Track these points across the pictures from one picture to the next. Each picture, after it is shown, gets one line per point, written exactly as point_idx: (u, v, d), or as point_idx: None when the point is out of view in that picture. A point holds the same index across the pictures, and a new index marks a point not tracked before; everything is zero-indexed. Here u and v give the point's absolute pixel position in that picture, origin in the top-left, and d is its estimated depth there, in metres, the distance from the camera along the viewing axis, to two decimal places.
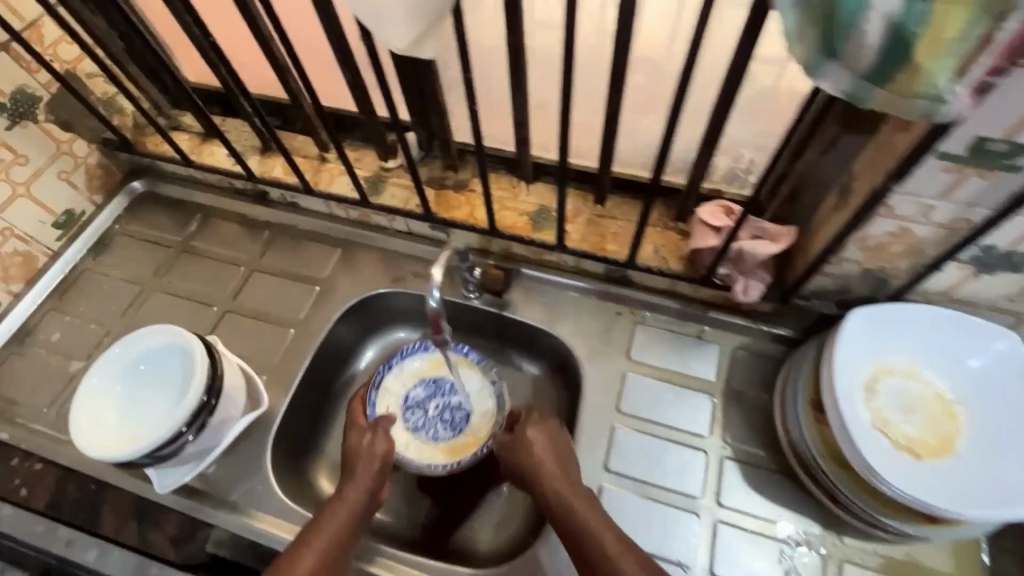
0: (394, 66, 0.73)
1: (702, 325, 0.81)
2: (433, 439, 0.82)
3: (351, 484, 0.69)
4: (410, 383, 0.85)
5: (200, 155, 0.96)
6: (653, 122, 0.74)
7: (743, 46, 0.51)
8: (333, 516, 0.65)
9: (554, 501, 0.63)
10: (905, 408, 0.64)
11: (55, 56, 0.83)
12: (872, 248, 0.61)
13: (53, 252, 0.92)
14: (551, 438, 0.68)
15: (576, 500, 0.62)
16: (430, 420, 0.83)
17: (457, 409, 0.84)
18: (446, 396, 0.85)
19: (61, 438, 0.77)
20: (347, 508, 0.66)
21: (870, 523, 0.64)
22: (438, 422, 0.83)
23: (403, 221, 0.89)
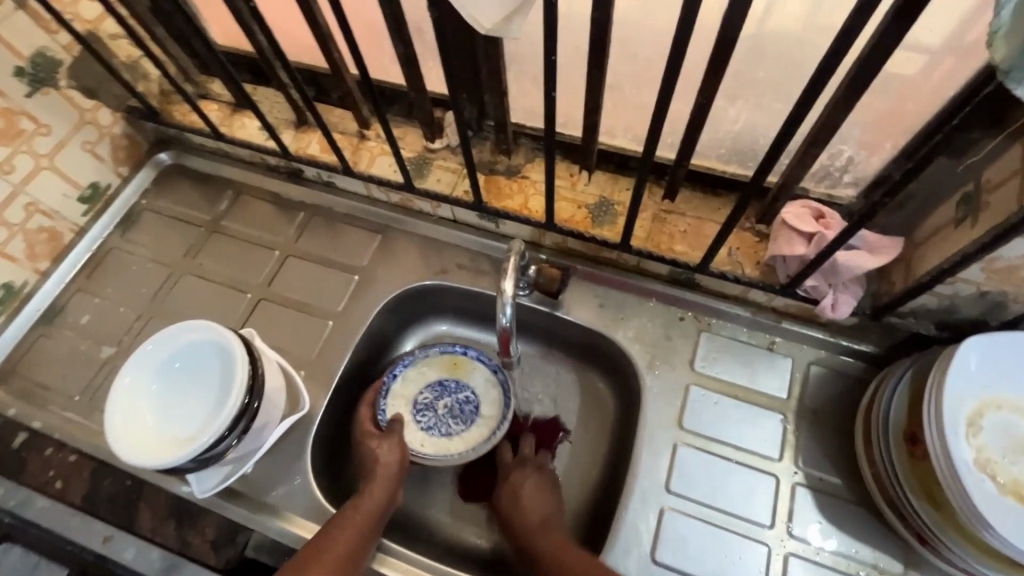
0: (451, 38, 0.64)
1: (773, 336, 0.74)
2: (449, 436, 0.77)
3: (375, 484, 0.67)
4: (416, 387, 0.80)
5: (231, 127, 0.89)
6: (742, 110, 0.65)
7: (888, 33, 0.43)
8: (356, 516, 0.64)
9: (541, 547, 0.64)
10: (1011, 446, 0.56)
11: (76, 15, 0.77)
12: (999, 270, 0.54)
13: (80, 228, 0.87)
14: (548, 490, 0.71)
15: (565, 548, 0.63)
16: (442, 418, 0.77)
17: (467, 403, 0.78)
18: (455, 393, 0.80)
19: (94, 429, 0.74)
20: (369, 512, 0.65)
21: (961, 568, 0.59)
22: (450, 418, 0.77)
23: (448, 209, 0.82)
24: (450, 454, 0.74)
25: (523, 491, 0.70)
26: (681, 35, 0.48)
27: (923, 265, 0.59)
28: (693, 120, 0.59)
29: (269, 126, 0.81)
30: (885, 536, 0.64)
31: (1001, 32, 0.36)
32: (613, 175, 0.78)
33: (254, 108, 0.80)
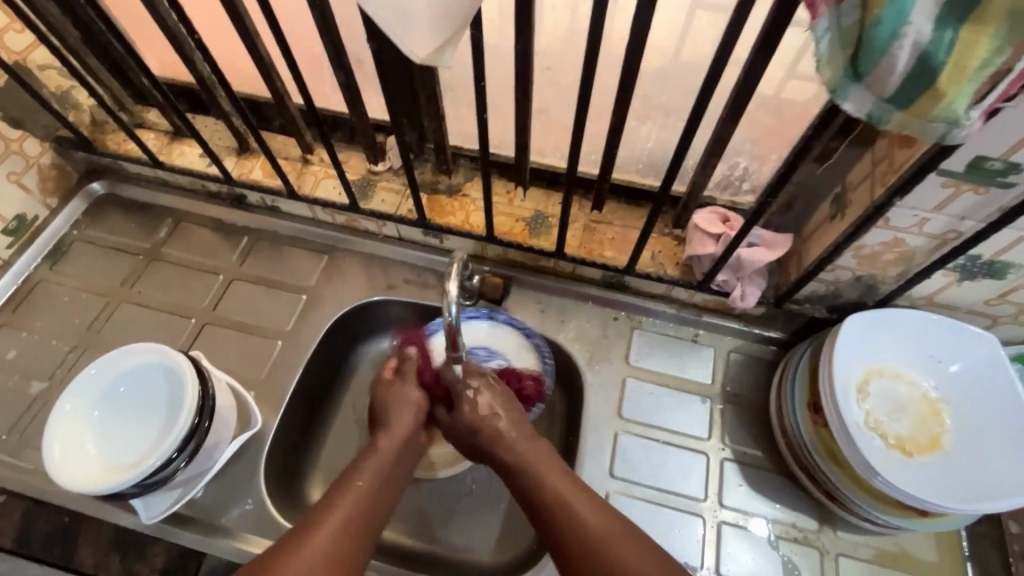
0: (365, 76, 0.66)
1: (697, 329, 0.82)
2: None
3: (387, 433, 0.66)
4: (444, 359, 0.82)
5: (169, 155, 0.89)
6: (651, 129, 0.75)
7: (755, 61, 0.52)
8: (361, 472, 0.61)
9: (539, 491, 0.57)
10: (894, 407, 0.67)
11: (3, 45, 0.75)
12: (866, 256, 0.64)
13: (3, 261, 0.84)
14: (529, 431, 0.64)
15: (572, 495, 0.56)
16: None
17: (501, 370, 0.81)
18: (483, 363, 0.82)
19: (24, 467, 0.71)
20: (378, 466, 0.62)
21: (863, 518, 0.68)
22: None
23: (394, 227, 0.86)
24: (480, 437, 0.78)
25: (501, 419, 0.64)
26: (591, 63, 0.55)
27: (809, 255, 0.69)
28: (612, 138, 0.66)
29: (211, 153, 0.82)
30: (801, 498, 0.72)
31: (837, 88, 0.42)
32: (546, 191, 0.84)
33: (195, 135, 0.81)
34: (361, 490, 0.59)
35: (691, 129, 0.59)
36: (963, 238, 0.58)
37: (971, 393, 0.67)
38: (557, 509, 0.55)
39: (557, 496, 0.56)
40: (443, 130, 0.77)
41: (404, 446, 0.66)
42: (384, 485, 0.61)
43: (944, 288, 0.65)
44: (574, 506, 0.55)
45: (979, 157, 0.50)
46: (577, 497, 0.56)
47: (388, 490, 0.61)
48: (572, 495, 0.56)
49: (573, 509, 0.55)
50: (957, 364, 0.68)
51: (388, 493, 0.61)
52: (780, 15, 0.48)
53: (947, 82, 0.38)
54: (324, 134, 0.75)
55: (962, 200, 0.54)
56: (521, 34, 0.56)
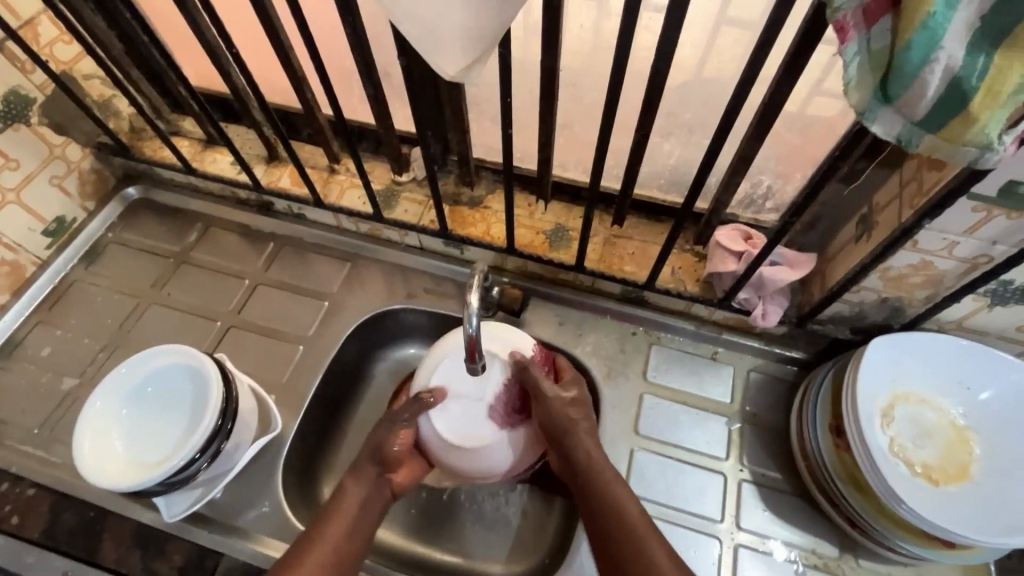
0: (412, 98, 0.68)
1: (716, 346, 0.81)
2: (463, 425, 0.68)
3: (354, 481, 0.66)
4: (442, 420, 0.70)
5: (202, 162, 0.92)
6: (675, 145, 0.75)
7: (782, 81, 0.53)
8: (337, 515, 0.63)
9: (591, 478, 0.63)
10: (920, 433, 0.66)
11: (52, 56, 0.80)
12: (892, 278, 0.63)
13: (42, 260, 0.87)
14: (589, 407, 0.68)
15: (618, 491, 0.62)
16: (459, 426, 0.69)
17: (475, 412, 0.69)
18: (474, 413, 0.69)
19: (53, 461, 0.74)
20: (348, 511, 0.64)
21: (886, 548, 0.66)
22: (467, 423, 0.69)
23: (415, 237, 0.87)
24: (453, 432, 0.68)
25: (580, 435, 0.66)
26: (617, 82, 0.56)
27: (833, 275, 0.69)
28: (635, 155, 0.67)
29: (243, 161, 0.84)
30: (821, 522, 0.70)
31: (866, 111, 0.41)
32: (567, 204, 0.85)
33: (227, 143, 0.83)
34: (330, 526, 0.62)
35: (715, 147, 0.59)
36: (994, 263, 0.57)
37: (1002, 422, 0.65)
38: (605, 499, 0.61)
39: (624, 516, 0.60)
40: (468, 144, 0.78)
41: (368, 498, 0.66)
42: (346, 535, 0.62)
43: (973, 313, 0.64)
44: (617, 497, 0.61)
45: (1012, 182, 0.49)
46: (632, 510, 0.60)
47: (354, 535, 0.63)
48: (625, 509, 0.60)
49: (618, 499, 0.61)
50: (986, 391, 0.66)
51: (351, 548, 0.62)
52: (806, 37, 0.48)
53: (980, 106, 0.38)
54: (352, 145, 0.77)
55: (993, 224, 0.53)
56: (548, 51, 0.57)
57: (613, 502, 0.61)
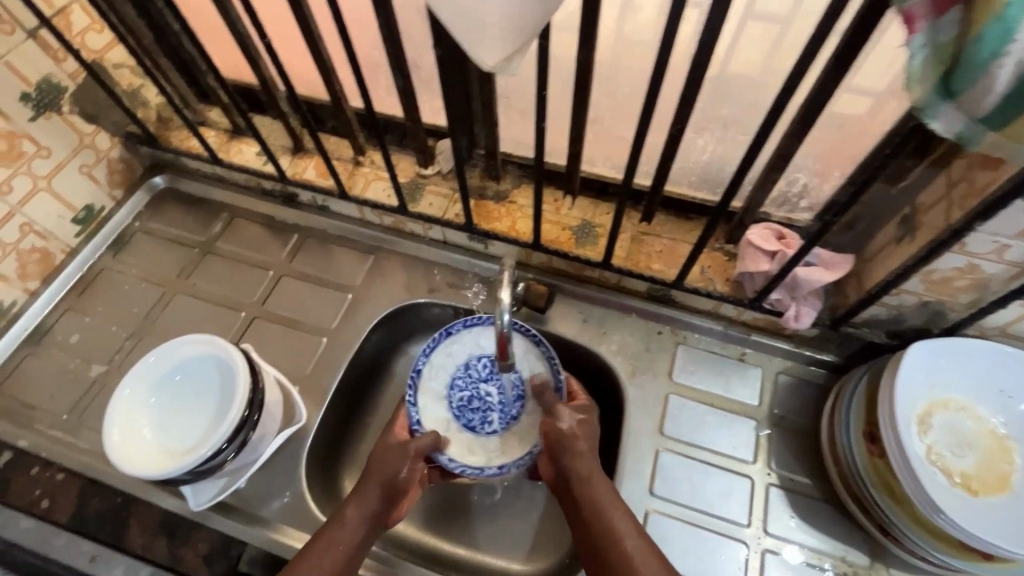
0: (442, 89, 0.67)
1: (744, 347, 0.80)
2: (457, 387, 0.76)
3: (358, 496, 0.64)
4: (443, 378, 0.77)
5: (228, 153, 0.92)
6: (708, 141, 0.73)
7: (830, 74, 0.51)
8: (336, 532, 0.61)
9: (588, 498, 0.61)
10: (958, 442, 0.63)
11: (83, 45, 0.80)
12: (935, 281, 0.61)
13: (71, 248, 0.88)
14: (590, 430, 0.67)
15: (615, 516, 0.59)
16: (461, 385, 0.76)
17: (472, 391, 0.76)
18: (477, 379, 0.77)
19: (81, 447, 0.75)
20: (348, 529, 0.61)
21: (919, 558, 0.64)
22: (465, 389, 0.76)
23: (440, 231, 0.87)
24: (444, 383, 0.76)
25: (581, 455, 0.64)
26: (655, 76, 0.55)
27: (871, 277, 0.67)
28: (669, 149, 0.65)
29: (269, 151, 0.84)
30: (851, 530, 0.69)
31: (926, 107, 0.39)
32: (594, 200, 0.84)
33: (255, 134, 0.83)
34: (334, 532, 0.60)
35: (755, 144, 0.57)
36: None
37: None
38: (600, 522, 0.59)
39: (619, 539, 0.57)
40: (496, 137, 0.77)
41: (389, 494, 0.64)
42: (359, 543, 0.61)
43: (1019, 319, 0.62)
44: (612, 519, 0.59)
45: None
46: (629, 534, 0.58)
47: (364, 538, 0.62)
48: (620, 530, 0.58)
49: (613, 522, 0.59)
50: None
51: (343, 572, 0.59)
52: (859, 29, 0.46)
53: None
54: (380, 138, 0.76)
55: None
56: (585, 43, 0.55)
57: (608, 524, 0.59)
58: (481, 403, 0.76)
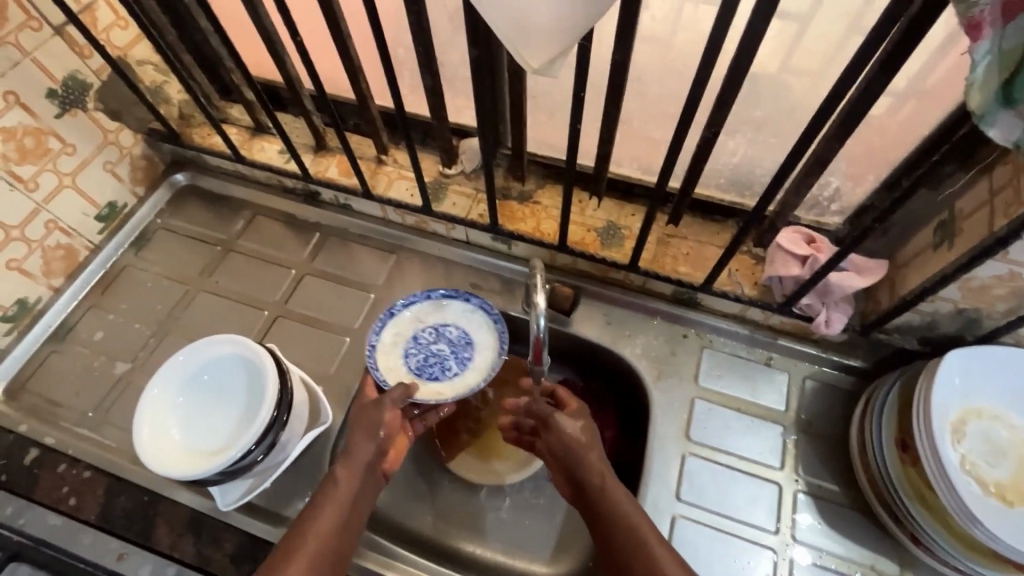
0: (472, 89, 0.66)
1: (770, 352, 0.79)
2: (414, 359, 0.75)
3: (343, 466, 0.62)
4: (396, 358, 0.75)
5: (250, 150, 0.92)
6: (739, 143, 0.72)
7: (875, 78, 0.50)
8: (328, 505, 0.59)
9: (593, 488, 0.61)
10: (994, 451, 0.62)
11: (108, 41, 0.80)
12: (974, 289, 0.60)
13: (94, 245, 0.88)
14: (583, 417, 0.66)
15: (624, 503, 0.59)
16: (422, 351, 0.75)
17: (435, 354, 0.75)
18: (432, 342, 0.76)
19: (108, 445, 0.75)
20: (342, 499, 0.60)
21: (952, 568, 0.63)
22: (423, 354, 0.75)
23: (463, 231, 0.86)
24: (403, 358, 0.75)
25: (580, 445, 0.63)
26: (696, 78, 0.54)
27: (905, 283, 0.66)
28: (701, 152, 0.64)
29: (293, 149, 0.84)
30: (880, 539, 0.68)
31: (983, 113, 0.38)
32: (619, 201, 0.83)
33: (279, 132, 0.83)
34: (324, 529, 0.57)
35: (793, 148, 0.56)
36: None
37: None
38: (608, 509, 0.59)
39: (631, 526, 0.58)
40: (523, 138, 0.76)
41: (366, 477, 0.62)
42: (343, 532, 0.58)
43: None
44: (622, 505, 0.59)
45: None
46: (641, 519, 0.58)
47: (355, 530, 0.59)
48: (632, 518, 0.58)
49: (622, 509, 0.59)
50: None
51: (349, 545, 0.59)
52: (908, 32, 0.45)
53: None
54: (406, 137, 0.75)
55: None
56: (622, 44, 0.54)
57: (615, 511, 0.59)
58: (437, 357, 0.75)
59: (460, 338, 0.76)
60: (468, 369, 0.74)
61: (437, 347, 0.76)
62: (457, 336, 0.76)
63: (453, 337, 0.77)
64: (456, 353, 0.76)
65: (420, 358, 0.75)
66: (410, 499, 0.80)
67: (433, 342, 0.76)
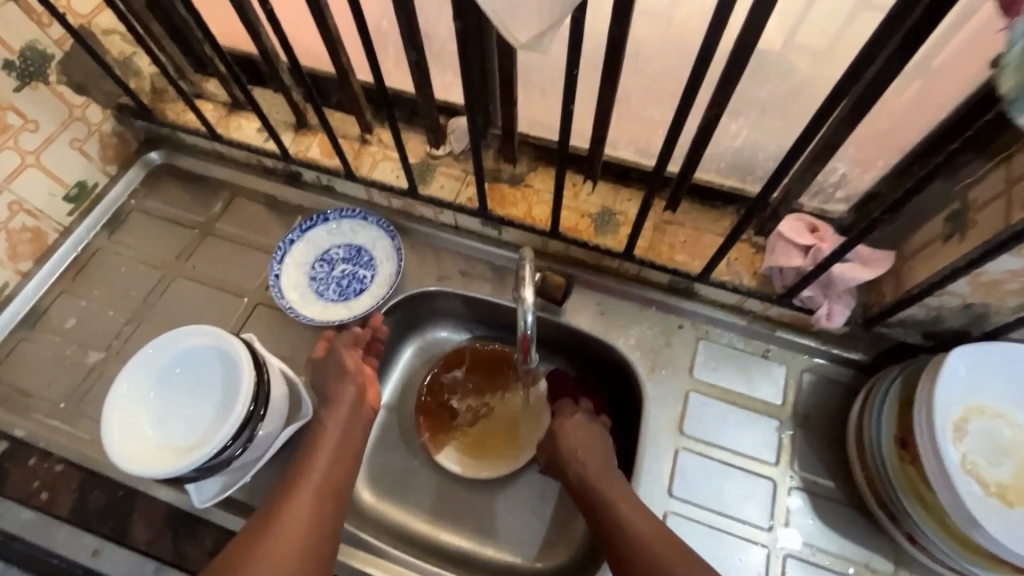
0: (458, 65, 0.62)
1: (768, 344, 0.77)
2: (332, 293, 0.81)
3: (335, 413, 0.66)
4: (317, 305, 0.80)
5: (227, 128, 0.87)
6: (742, 125, 0.68)
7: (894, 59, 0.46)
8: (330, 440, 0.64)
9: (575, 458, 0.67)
10: (996, 450, 0.60)
11: (69, 8, 0.74)
12: (984, 284, 0.57)
13: (64, 228, 0.84)
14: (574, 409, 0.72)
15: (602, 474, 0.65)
16: (332, 282, 0.81)
17: (345, 276, 0.81)
18: (336, 268, 0.82)
19: (81, 437, 0.72)
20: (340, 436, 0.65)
21: (948, 567, 0.62)
22: (334, 284, 0.81)
23: (451, 215, 0.82)
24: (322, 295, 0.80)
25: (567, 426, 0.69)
26: (698, 56, 0.49)
27: (912, 276, 0.63)
28: (702, 135, 0.60)
29: (271, 128, 0.79)
30: (876, 536, 0.67)
31: None
32: (615, 186, 0.79)
33: (255, 109, 0.78)
34: (309, 489, 0.60)
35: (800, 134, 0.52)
36: None
37: None
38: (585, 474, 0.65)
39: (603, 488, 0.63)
40: (514, 118, 0.72)
41: (355, 420, 0.66)
42: (329, 491, 0.60)
43: None
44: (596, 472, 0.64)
45: None
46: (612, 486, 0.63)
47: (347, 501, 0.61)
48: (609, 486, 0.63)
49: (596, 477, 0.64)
50: None
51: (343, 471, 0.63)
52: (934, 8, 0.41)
53: None
54: (390, 116, 0.71)
55: None
56: (620, 17, 0.50)
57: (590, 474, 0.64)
58: (347, 276, 0.81)
59: (347, 251, 0.83)
60: (377, 267, 0.81)
61: (340, 268, 0.82)
62: (344, 253, 0.83)
63: (342, 250, 0.83)
64: (355, 262, 0.82)
65: (336, 287, 0.81)
66: (396, 492, 0.78)
67: (332, 270, 0.82)
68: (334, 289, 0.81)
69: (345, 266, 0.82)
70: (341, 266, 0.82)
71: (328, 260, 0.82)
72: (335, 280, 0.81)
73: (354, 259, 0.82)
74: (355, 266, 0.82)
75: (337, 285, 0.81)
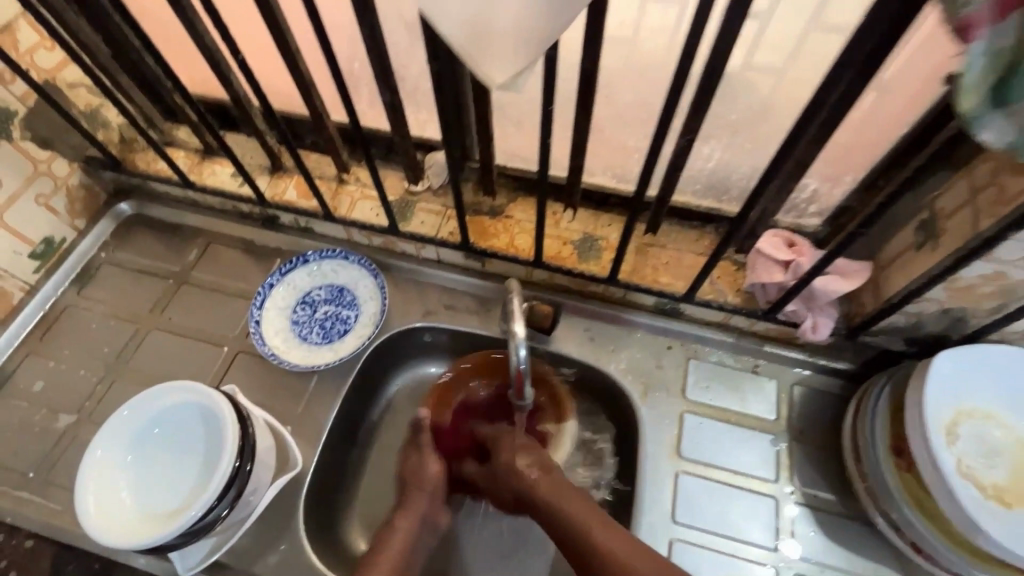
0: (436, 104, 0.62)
1: (757, 359, 0.77)
2: (314, 337, 0.79)
3: (400, 516, 0.65)
4: (299, 347, 0.78)
5: (200, 175, 0.86)
6: (716, 147, 0.69)
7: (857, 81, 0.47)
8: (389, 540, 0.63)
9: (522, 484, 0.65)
10: (988, 454, 0.60)
11: (32, 64, 0.73)
12: (960, 289, 0.59)
13: (30, 286, 0.81)
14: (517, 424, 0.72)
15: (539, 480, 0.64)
16: (315, 324, 0.80)
17: (329, 318, 0.80)
18: (317, 310, 0.80)
19: (52, 508, 0.68)
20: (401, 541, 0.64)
21: None
22: (317, 326, 0.79)
23: (433, 249, 0.82)
24: (304, 340, 0.79)
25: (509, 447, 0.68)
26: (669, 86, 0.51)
27: (890, 285, 0.65)
28: (678, 162, 0.61)
29: (246, 173, 0.78)
30: (880, 548, 0.67)
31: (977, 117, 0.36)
32: (595, 212, 0.80)
33: (230, 155, 0.77)
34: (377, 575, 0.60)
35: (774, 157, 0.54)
36: None
37: None
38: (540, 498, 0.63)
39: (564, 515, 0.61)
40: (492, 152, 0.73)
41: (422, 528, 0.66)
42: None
43: None
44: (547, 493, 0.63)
45: None
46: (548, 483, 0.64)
47: None
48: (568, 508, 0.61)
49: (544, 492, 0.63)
50: None
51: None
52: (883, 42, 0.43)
53: None
54: (369, 156, 0.71)
55: None
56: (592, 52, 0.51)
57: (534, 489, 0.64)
58: (330, 317, 0.80)
59: (328, 291, 0.81)
60: (360, 307, 0.80)
61: (322, 309, 0.80)
62: (325, 293, 0.81)
63: (323, 289, 0.82)
64: (337, 301, 0.81)
65: (320, 329, 0.79)
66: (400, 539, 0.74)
67: (313, 312, 0.80)
68: (317, 332, 0.79)
69: (328, 307, 0.80)
70: (323, 307, 0.80)
71: (309, 302, 0.81)
72: (320, 321, 0.80)
73: (336, 298, 0.81)
74: (338, 306, 0.80)
75: (321, 326, 0.79)
